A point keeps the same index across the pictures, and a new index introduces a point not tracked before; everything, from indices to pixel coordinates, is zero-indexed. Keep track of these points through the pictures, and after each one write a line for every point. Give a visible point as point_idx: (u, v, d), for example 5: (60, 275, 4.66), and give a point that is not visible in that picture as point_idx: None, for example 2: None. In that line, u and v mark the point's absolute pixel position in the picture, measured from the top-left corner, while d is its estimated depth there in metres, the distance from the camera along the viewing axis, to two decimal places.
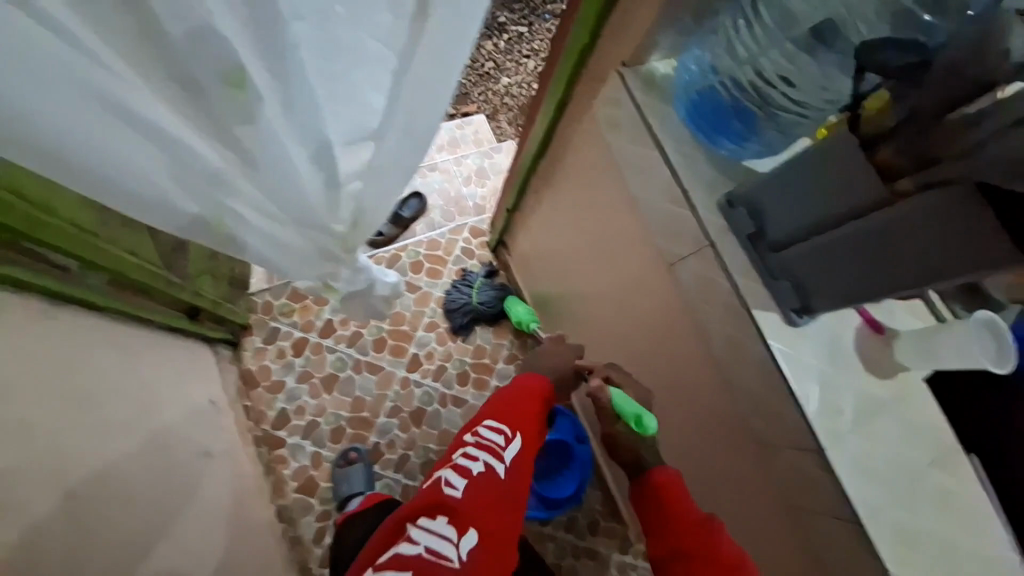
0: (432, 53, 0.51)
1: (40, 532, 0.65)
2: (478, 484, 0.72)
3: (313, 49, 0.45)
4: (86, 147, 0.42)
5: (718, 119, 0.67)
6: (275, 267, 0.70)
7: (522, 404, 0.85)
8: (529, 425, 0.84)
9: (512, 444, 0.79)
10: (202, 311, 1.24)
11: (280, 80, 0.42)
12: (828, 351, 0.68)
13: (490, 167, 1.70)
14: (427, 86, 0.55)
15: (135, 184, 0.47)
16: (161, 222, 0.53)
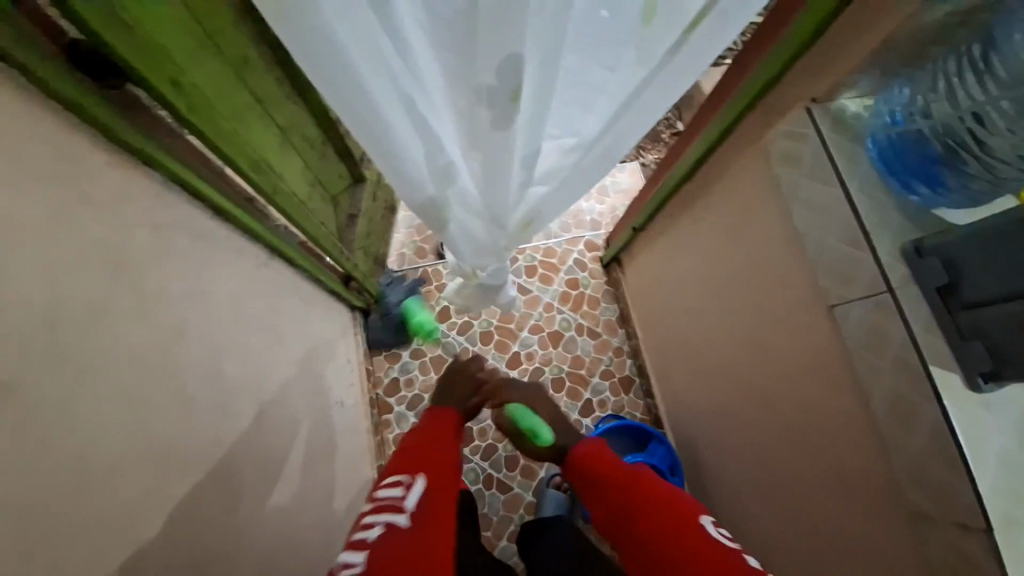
0: (656, 84, 0.58)
1: (235, 435, 0.79)
2: (375, 552, 0.68)
3: (568, 77, 0.53)
4: (383, 128, 0.55)
5: (917, 164, 0.66)
6: (453, 246, 0.82)
7: (412, 448, 0.86)
8: (434, 470, 0.83)
9: (414, 489, 0.78)
10: (354, 280, 1.39)
11: (539, 103, 0.51)
12: (1018, 431, 0.62)
13: (612, 185, 1.74)
14: (636, 112, 0.61)
15: (397, 162, 0.60)
16: (400, 194, 0.67)
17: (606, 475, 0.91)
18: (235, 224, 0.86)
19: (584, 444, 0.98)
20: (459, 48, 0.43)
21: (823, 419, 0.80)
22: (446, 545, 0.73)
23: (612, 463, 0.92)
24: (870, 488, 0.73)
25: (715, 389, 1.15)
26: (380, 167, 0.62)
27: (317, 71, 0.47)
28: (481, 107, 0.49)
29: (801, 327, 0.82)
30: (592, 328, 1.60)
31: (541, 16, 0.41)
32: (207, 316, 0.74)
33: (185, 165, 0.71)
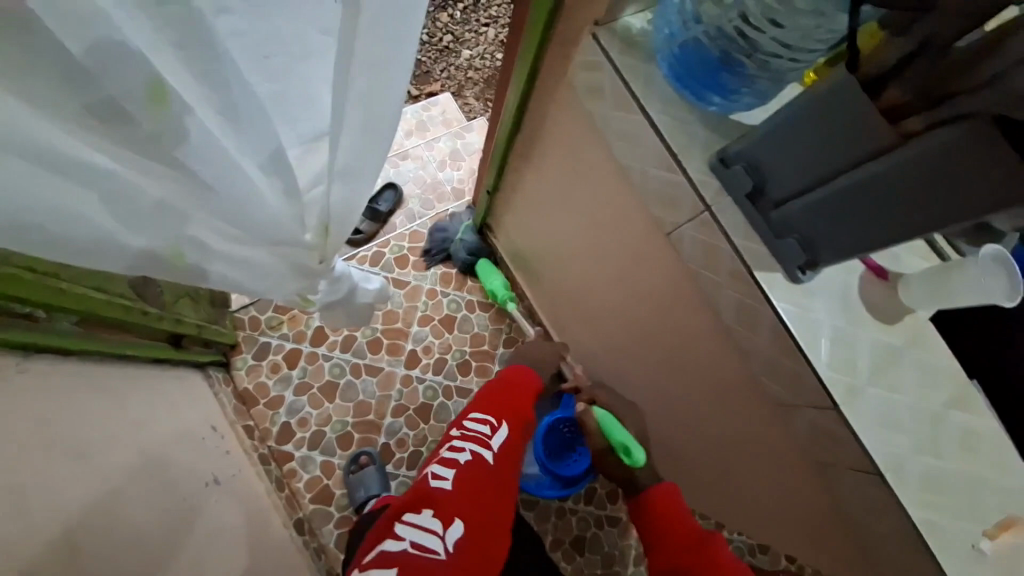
0: (378, 34, 0.47)
1: None
2: (464, 477, 0.86)
3: (248, 58, 0.40)
4: (1, 195, 0.37)
5: (704, 71, 0.63)
6: (243, 289, 0.66)
7: (501, 397, 1.02)
8: (513, 420, 1.01)
9: (500, 431, 0.96)
10: (186, 337, 1.17)
11: (211, 86, 0.38)
12: (840, 306, 0.66)
13: (463, 147, 1.63)
14: (376, 76, 0.50)
15: (73, 230, 0.43)
16: (115, 266, 0.50)
17: (673, 529, 0.96)
18: None
19: (654, 491, 1.01)
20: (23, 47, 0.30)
21: (691, 340, 0.83)
22: (511, 490, 0.92)
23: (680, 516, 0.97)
24: (742, 393, 0.77)
25: (602, 333, 1.15)
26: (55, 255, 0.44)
27: None
28: (127, 118, 0.36)
29: (653, 258, 0.81)
30: (483, 302, 1.53)
31: None
32: None
33: None
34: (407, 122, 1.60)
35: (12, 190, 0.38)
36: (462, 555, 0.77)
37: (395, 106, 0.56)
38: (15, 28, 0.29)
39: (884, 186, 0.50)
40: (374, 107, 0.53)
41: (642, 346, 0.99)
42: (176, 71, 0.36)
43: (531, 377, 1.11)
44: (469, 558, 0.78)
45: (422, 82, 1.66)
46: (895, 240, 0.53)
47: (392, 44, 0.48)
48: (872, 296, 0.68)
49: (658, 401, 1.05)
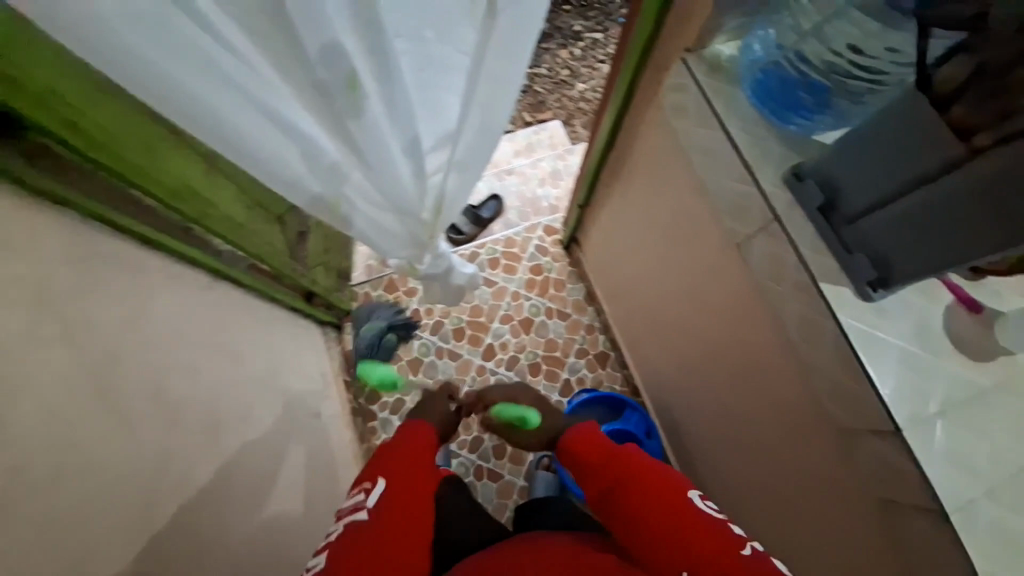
0: (501, 55, 0.60)
1: (190, 451, 0.83)
2: (334, 550, 0.66)
3: (406, 65, 0.56)
4: (244, 136, 0.57)
5: (784, 95, 0.69)
6: (371, 243, 0.84)
7: (380, 461, 0.77)
8: (402, 471, 0.75)
9: (374, 492, 0.72)
10: (317, 296, 1.43)
11: (381, 84, 0.55)
12: (915, 332, 0.64)
13: (564, 168, 1.77)
14: (496, 89, 0.64)
15: (278, 169, 0.63)
16: (296, 201, 0.70)
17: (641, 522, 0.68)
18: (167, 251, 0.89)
19: (572, 432, 0.82)
20: (287, 54, 0.48)
21: (755, 354, 0.83)
22: (411, 534, 0.69)
23: (598, 450, 0.78)
24: (804, 414, 0.75)
25: (669, 349, 1.17)
26: (264, 181, 0.64)
27: (174, 108, 0.51)
28: (330, 101, 0.53)
29: (723, 270, 0.84)
30: (560, 310, 1.62)
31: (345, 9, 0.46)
32: (152, 346, 0.79)
33: (93, 201, 0.73)
34: (518, 142, 1.80)
35: (250, 136, 0.58)
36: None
37: (502, 123, 0.71)
38: (288, 42, 0.46)
39: (951, 201, 0.51)
40: (490, 112, 0.67)
41: (707, 363, 0.99)
42: (364, 72, 0.53)
43: (422, 428, 0.84)
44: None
45: (536, 109, 1.85)
46: (968, 262, 0.53)
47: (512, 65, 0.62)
48: (958, 330, 0.65)
49: (717, 423, 1.04)
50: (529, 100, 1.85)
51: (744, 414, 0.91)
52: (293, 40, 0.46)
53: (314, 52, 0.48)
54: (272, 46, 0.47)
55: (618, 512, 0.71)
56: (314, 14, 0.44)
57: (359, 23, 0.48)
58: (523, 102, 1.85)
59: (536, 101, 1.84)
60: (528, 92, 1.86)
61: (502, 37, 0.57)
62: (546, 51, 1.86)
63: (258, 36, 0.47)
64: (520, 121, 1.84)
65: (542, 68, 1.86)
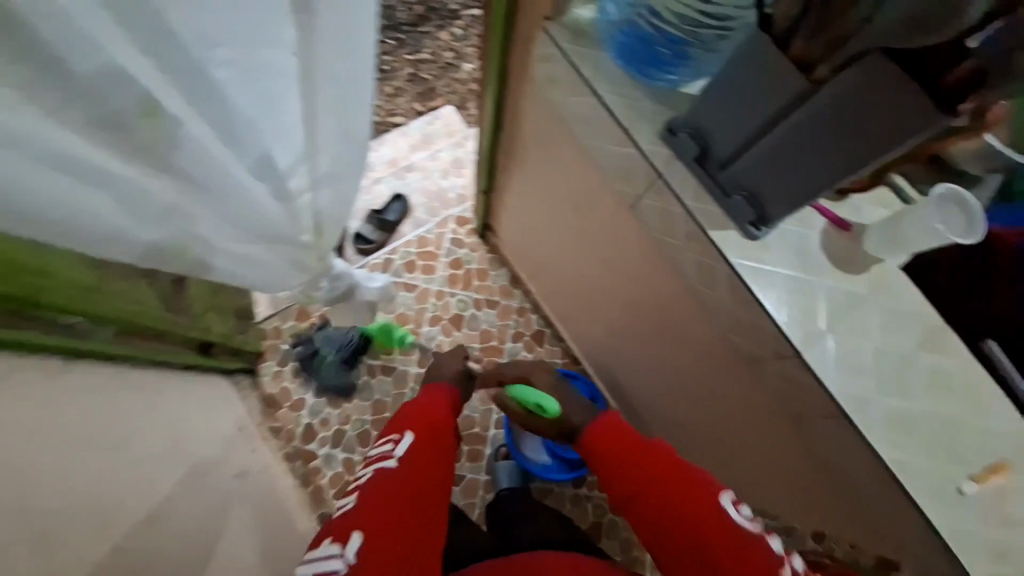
0: (337, 51, 0.53)
1: None
2: (364, 492, 0.70)
3: (233, 90, 0.47)
4: (36, 202, 0.46)
5: (645, 54, 0.69)
6: (247, 282, 0.74)
7: (407, 412, 0.81)
8: (427, 426, 0.78)
9: (403, 443, 0.75)
10: (214, 345, 1.27)
11: (197, 103, 0.46)
12: (798, 257, 0.68)
13: (465, 156, 1.71)
14: (343, 89, 0.57)
15: (92, 224, 0.52)
16: (130, 255, 0.58)
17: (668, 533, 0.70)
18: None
19: (594, 425, 0.80)
20: (57, 92, 0.39)
21: (670, 307, 0.85)
22: (434, 484, 0.73)
23: (631, 444, 0.76)
24: (721, 354, 0.79)
25: (596, 317, 1.18)
26: (79, 244, 0.53)
27: None
28: (127, 133, 0.45)
29: (624, 231, 0.85)
30: (488, 300, 1.59)
31: (114, 27, 0.37)
32: None
33: None
34: (412, 136, 1.71)
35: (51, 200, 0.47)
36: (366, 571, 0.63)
37: (364, 123, 0.64)
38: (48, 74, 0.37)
39: (803, 132, 0.53)
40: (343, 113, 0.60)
41: (631, 325, 1.02)
42: (167, 91, 0.43)
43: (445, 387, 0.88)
44: (380, 568, 0.63)
45: (425, 97, 1.76)
46: (830, 186, 0.56)
47: (353, 59, 0.55)
48: (834, 247, 0.70)
49: (652, 377, 1.07)
50: (417, 89, 1.76)
51: (673, 364, 0.94)
52: (54, 63, 0.37)
53: (87, 72, 0.38)
54: (30, 77, 0.37)
55: (644, 520, 0.72)
56: (74, 31, 0.35)
57: (144, 34, 0.39)
58: (411, 91, 1.76)
59: (424, 89, 1.75)
60: (414, 80, 1.76)
61: (332, 31, 0.50)
62: (425, 35, 1.78)
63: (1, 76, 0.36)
64: (411, 112, 1.75)
65: (424, 52, 1.77)
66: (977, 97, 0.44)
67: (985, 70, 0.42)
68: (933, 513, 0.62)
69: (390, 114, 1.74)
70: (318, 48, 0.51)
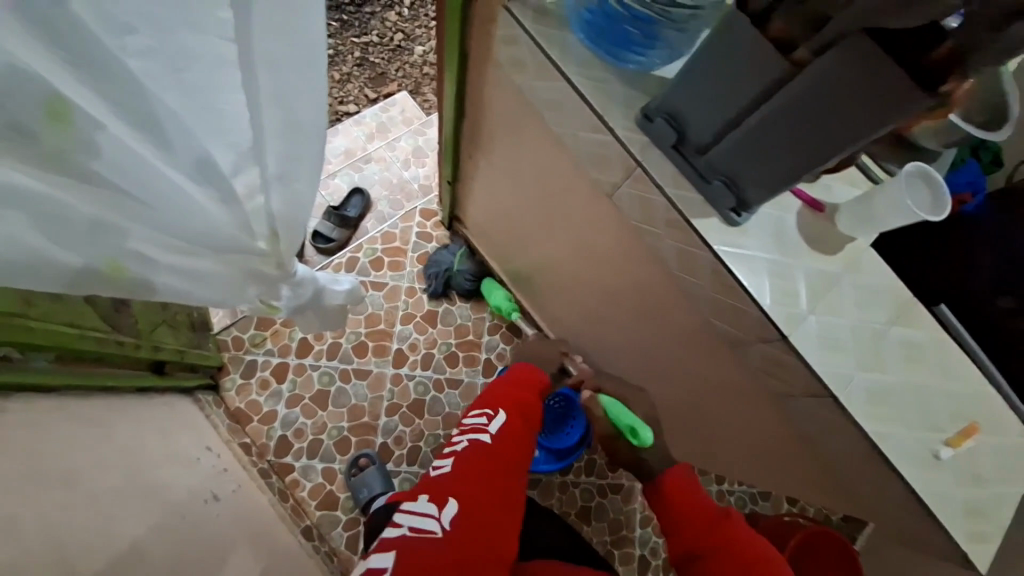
0: (278, 35, 0.46)
1: None
2: (461, 459, 0.81)
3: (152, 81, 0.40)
4: None
5: (614, 33, 0.65)
6: (199, 298, 0.67)
7: (501, 394, 0.95)
8: (516, 410, 0.93)
9: (496, 419, 0.89)
10: (167, 363, 1.19)
11: (113, 98, 0.39)
12: (776, 241, 0.69)
13: (425, 143, 1.63)
14: (288, 77, 0.51)
15: (5, 251, 0.44)
16: (49, 284, 0.50)
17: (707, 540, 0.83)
18: None
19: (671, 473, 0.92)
20: None
21: (650, 296, 0.85)
22: (515, 469, 0.84)
23: (699, 505, 0.87)
24: (703, 339, 0.80)
25: (573, 306, 1.17)
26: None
27: None
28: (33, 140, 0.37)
29: (601, 221, 0.83)
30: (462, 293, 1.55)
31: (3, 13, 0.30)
32: None
33: None
34: (368, 125, 1.61)
35: None
36: (459, 533, 0.71)
37: (319, 118, 0.58)
38: None
39: (782, 116, 0.53)
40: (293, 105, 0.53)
41: (610, 313, 1.01)
42: (72, 85, 0.37)
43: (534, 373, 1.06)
44: (469, 535, 0.71)
45: (377, 83, 1.67)
46: (809, 169, 0.56)
47: (298, 40, 0.49)
48: (810, 228, 0.70)
49: (633, 363, 1.08)
50: (368, 74, 1.67)
51: (654, 350, 0.94)
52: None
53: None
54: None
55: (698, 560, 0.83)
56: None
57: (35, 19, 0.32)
58: (361, 76, 1.66)
59: (375, 74, 1.66)
60: (363, 65, 1.67)
61: (271, 10, 0.44)
62: (371, 15, 1.69)
63: None
64: (363, 99, 1.66)
65: (372, 34, 1.68)
66: (955, 79, 0.44)
67: (965, 50, 0.41)
68: (914, 480, 0.65)
69: (341, 101, 1.64)
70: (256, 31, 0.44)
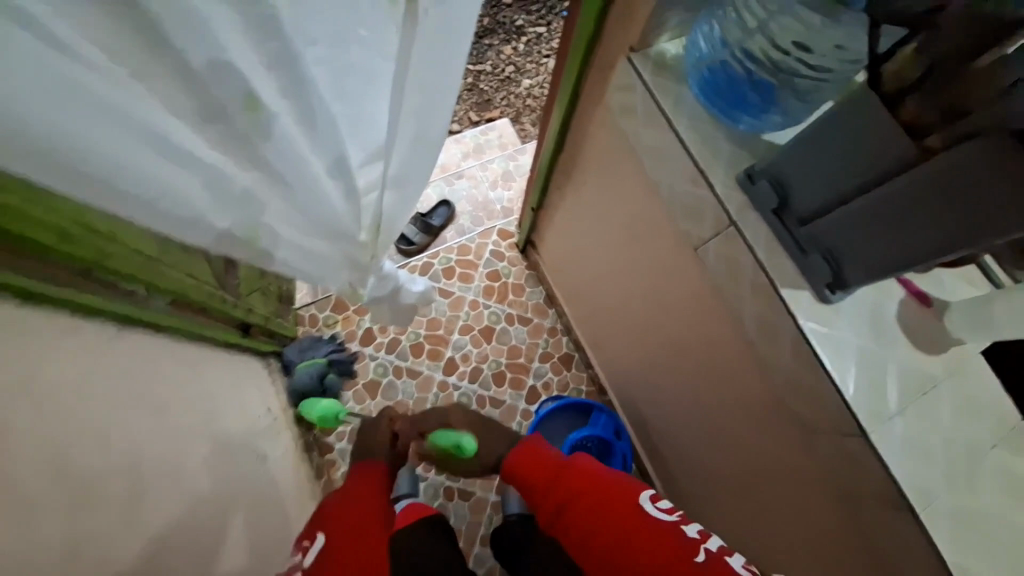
0: (429, 60, 0.53)
1: (115, 526, 0.73)
2: None
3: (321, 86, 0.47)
4: (132, 182, 0.46)
5: (731, 93, 0.66)
6: (303, 275, 0.75)
7: (327, 510, 0.80)
8: (341, 520, 0.76)
9: (311, 549, 0.74)
10: (254, 326, 1.31)
11: (291, 96, 0.46)
12: (871, 329, 0.64)
13: (515, 169, 1.71)
14: (427, 97, 0.58)
15: (177, 207, 0.52)
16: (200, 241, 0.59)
17: (593, 532, 0.72)
18: (66, 304, 0.77)
19: (516, 451, 0.87)
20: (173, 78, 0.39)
21: (719, 357, 0.82)
22: None
23: (547, 464, 0.83)
24: (771, 414, 0.75)
25: (632, 350, 1.15)
26: (158, 226, 0.53)
27: (40, 168, 0.40)
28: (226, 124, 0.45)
29: (679, 273, 0.83)
30: (521, 316, 1.57)
31: (234, 19, 0.37)
32: (63, 416, 0.69)
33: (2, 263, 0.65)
34: (466, 144, 1.72)
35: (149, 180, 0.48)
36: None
37: (439, 130, 0.64)
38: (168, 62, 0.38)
39: (899, 201, 0.50)
40: (423, 120, 0.60)
41: (671, 365, 0.98)
42: (270, 85, 0.44)
43: (375, 465, 0.88)
44: None
45: (482, 108, 1.79)
46: (925, 261, 0.52)
47: (439, 68, 0.55)
48: (913, 321, 0.65)
49: (684, 424, 1.03)
50: (475, 99, 1.79)
51: (712, 413, 0.91)
52: (173, 52, 0.37)
53: (201, 64, 0.38)
54: (143, 63, 0.37)
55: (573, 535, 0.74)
56: (193, 19, 0.35)
57: (256, 29, 0.39)
58: (469, 100, 1.79)
59: (481, 100, 1.78)
60: (473, 89, 1.79)
61: (429, 39, 0.50)
62: (489, 47, 1.81)
63: (114, 47, 0.36)
64: (466, 121, 1.78)
65: (486, 64, 1.81)
66: None
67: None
68: None
69: None
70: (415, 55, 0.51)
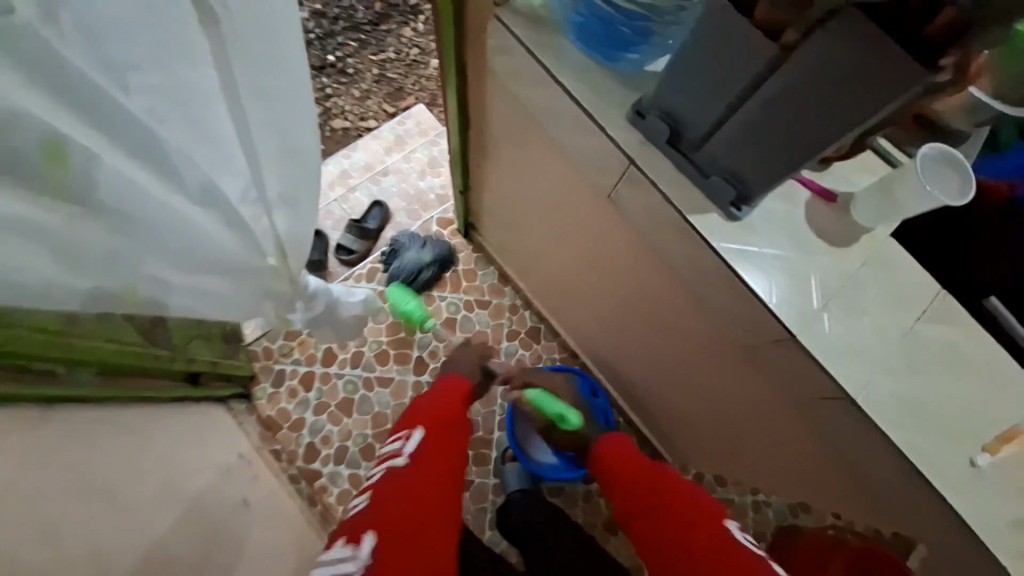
0: (259, 62, 0.48)
1: None
2: (376, 491, 0.75)
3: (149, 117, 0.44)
4: None
5: (605, 33, 0.65)
6: (211, 314, 0.72)
7: (418, 407, 0.92)
8: (435, 421, 0.88)
9: (412, 438, 0.84)
10: (202, 374, 1.24)
11: (106, 129, 0.42)
12: (785, 236, 0.65)
13: (441, 154, 1.66)
14: (275, 103, 0.53)
15: (22, 276, 0.49)
16: (69, 300, 0.57)
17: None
18: None
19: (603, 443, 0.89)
20: None
21: (661, 298, 0.83)
22: (443, 479, 0.78)
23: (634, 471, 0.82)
24: (718, 340, 0.77)
25: (589, 314, 1.15)
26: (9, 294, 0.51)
27: None
28: (24, 175, 0.41)
29: (606, 224, 0.82)
30: (480, 300, 1.55)
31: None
32: None
33: None
34: (385, 138, 1.66)
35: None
36: (381, 567, 0.63)
37: (311, 136, 0.60)
38: None
39: (774, 107, 0.51)
40: (284, 129, 0.55)
41: (622, 316, 0.99)
42: (63, 119, 0.39)
43: (457, 379, 1.00)
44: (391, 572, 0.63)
45: (395, 98, 1.72)
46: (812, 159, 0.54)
47: (278, 69, 0.51)
48: (822, 221, 0.67)
49: (650, 366, 1.05)
50: (386, 90, 1.72)
51: (669, 352, 0.92)
52: None
53: None
54: None
55: None
56: None
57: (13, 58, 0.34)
58: (380, 92, 1.71)
59: (393, 89, 1.71)
60: (381, 81, 1.72)
61: (249, 36, 0.46)
62: (388, 33, 1.74)
63: None
64: (382, 114, 1.70)
65: (389, 51, 1.73)
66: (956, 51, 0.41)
67: (968, 18, 0.38)
68: (956, 498, 0.59)
69: (362, 118, 1.69)
70: (241, 55, 0.46)
